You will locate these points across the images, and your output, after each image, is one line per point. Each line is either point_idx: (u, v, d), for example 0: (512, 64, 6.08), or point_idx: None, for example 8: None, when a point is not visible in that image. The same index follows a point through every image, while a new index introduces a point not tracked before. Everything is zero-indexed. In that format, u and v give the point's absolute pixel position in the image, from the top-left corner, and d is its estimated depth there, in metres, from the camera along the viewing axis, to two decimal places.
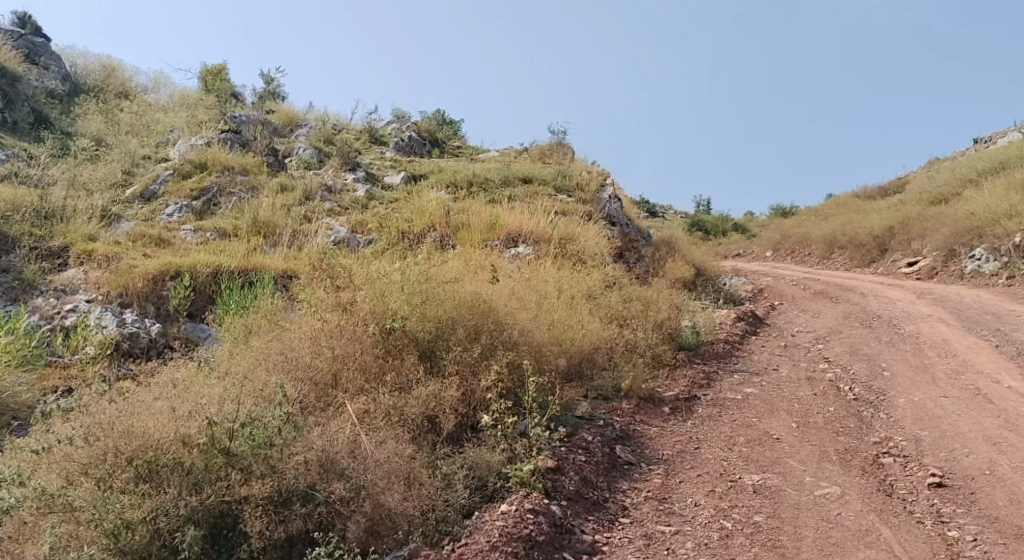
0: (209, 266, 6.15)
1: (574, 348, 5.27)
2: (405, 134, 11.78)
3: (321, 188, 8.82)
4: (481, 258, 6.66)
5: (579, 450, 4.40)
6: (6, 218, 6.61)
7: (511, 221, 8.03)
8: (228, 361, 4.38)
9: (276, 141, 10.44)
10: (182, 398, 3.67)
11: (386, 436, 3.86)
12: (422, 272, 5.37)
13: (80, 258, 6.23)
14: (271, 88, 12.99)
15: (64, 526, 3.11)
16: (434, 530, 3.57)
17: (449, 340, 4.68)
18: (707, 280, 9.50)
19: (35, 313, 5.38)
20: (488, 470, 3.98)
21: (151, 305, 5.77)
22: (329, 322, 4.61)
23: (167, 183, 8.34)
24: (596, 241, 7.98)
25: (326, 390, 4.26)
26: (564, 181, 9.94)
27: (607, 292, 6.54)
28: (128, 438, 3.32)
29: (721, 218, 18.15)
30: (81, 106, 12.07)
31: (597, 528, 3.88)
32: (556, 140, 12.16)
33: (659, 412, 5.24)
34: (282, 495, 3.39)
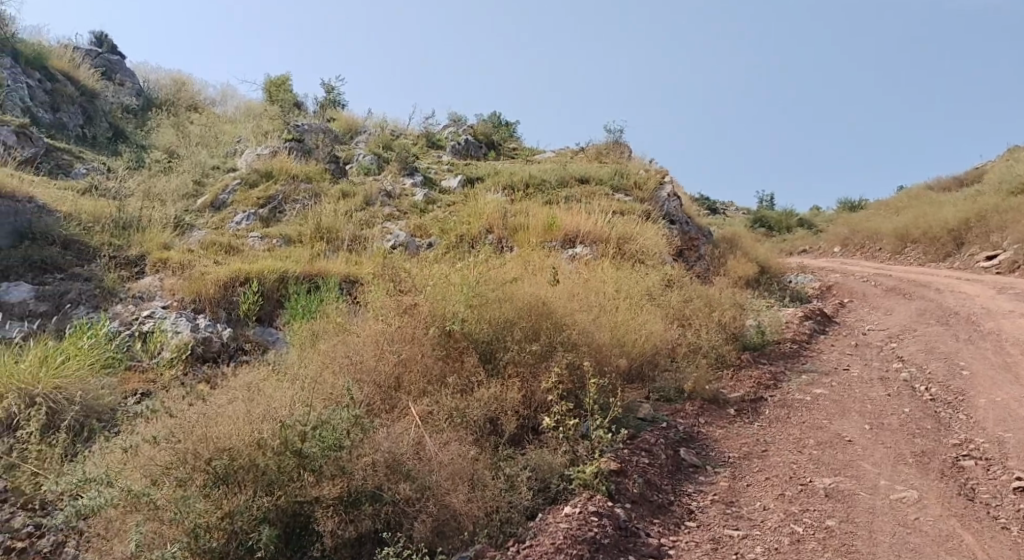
0: (276, 273, 6.32)
1: (635, 349, 5.22)
2: (462, 137, 11.88)
3: (381, 194, 8.95)
4: (540, 259, 6.66)
5: (642, 452, 4.37)
6: (87, 228, 6.91)
7: (569, 222, 8.01)
8: (297, 365, 4.51)
9: (337, 148, 10.65)
10: (254, 402, 3.76)
11: (449, 438, 3.90)
12: (480, 275, 5.40)
13: (156, 266, 6.47)
14: (331, 96, 13.25)
15: (149, 524, 3.22)
16: (498, 531, 3.58)
17: (508, 342, 4.70)
18: (772, 279, 9.29)
19: (115, 319, 5.59)
20: (551, 471, 3.98)
21: (222, 310, 5.95)
22: (391, 325, 4.68)
23: (235, 193, 8.59)
24: (655, 241, 7.90)
25: (390, 393, 4.30)
26: (621, 181, 9.87)
27: (668, 292, 6.46)
28: (206, 442, 3.43)
29: (785, 213, 17.75)
30: (154, 119, 12.54)
31: (662, 531, 3.83)
32: (613, 138, 12.08)
33: (724, 413, 5.16)
34: (351, 496, 3.45)
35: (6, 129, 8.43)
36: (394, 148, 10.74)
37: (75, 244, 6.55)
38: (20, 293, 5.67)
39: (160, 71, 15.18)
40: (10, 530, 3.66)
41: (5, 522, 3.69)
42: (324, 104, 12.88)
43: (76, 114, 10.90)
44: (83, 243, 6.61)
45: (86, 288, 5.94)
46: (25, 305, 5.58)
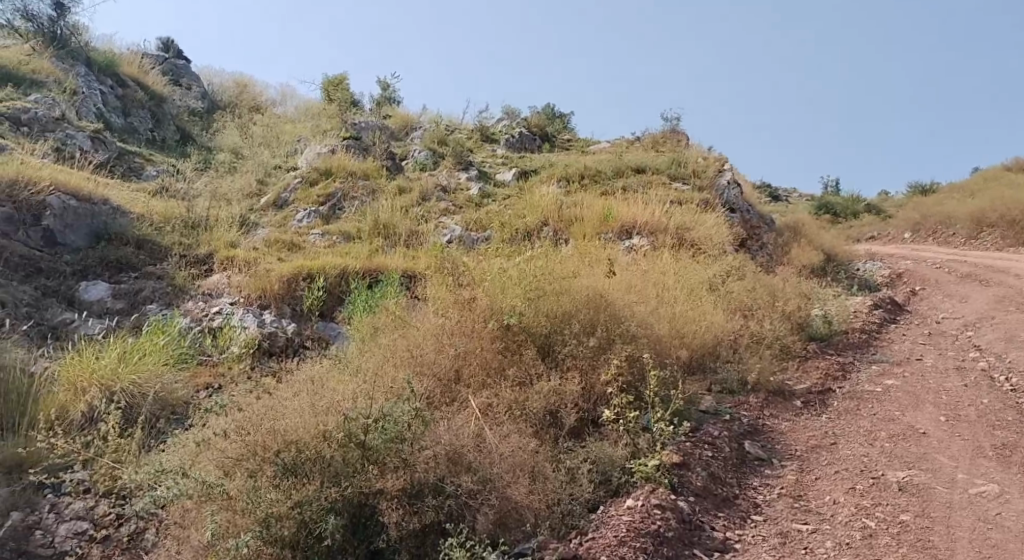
0: (337, 269, 6.44)
1: (695, 340, 5.14)
2: (516, 131, 11.87)
3: (437, 189, 9.02)
4: (597, 251, 6.61)
5: (705, 445, 4.31)
6: (159, 228, 7.14)
7: (626, 212, 7.94)
8: (359, 358, 4.58)
9: (393, 145, 10.76)
10: (318, 395, 3.83)
11: (510, 430, 3.91)
12: (538, 269, 5.39)
13: (224, 264, 6.66)
14: (387, 93, 13.40)
15: (223, 514, 3.31)
16: (560, 523, 3.58)
17: (566, 335, 4.68)
18: (838, 268, 9.04)
19: (187, 316, 5.77)
20: (612, 464, 3.96)
21: (287, 306, 6.10)
22: (450, 319, 4.71)
23: (297, 191, 8.76)
24: (715, 230, 7.77)
25: (450, 386, 4.33)
26: (679, 170, 9.74)
27: (730, 283, 6.35)
28: (274, 435, 3.51)
29: (851, 199, 17.22)
30: (219, 121, 12.89)
31: (728, 525, 3.78)
32: (670, 126, 11.90)
33: (790, 406, 5.05)
34: (414, 487, 3.46)
35: (81, 135, 8.77)
36: (450, 143, 10.78)
37: (148, 244, 6.78)
38: (98, 292, 5.90)
39: (223, 74, 15.58)
40: (94, 518, 3.83)
41: (88, 511, 3.86)
42: (380, 102, 13.02)
43: (146, 118, 11.26)
44: (155, 243, 6.82)
45: (159, 286, 6.14)
46: (103, 303, 5.80)
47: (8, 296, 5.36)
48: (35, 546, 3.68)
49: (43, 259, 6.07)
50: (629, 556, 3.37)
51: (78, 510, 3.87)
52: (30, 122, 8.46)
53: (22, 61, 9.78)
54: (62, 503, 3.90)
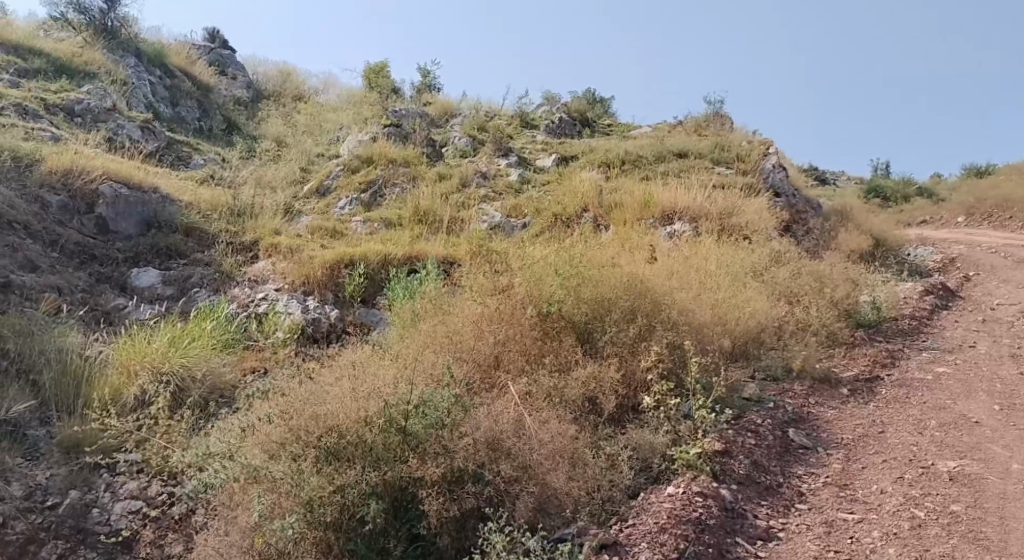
0: (378, 256, 6.50)
1: (738, 327, 5.07)
2: (556, 116, 11.79)
3: (476, 175, 9.02)
4: (638, 237, 6.55)
5: (748, 433, 4.25)
6: (206, 216, 7.27)
7: (668, 197, 7.84)
8: (400, 345, 4.63)
9: (433, 131, 10.78)
10: (360, 380, 3.87)
11: (549, 416, 3.91)
12: (577, 256, 5.37)
13: (268, 251, 6.76)
14: (428, 80, 13.42)
15: (269, 496, 3.36)
16: (600, 510, 3.58)
17: (605, 322, 4.65)
18: (887, 253, 8.82)
19: (233, 302, 5.88)
20: (652, 451, 3.94)
21: (329, 292, 6.18)
22: (488, 306, 4.73)
23: (339, 179, 8.84)
24: (759, 216, 7.64)
25: (489, 371, 4.34)
26: (722, 154, 9.60)
27: (774, 269, 6.24)
28: (316, 421, 3.54)
29: (902, 183, 16.76)
30: (263, 109, 13.08)
31: (771, 513, 3.73)
32: (714, 110, 11.70)
33: (836, 393, 4.96)
34: (455, 474, 3.45)
35: (132, 125, 8.97)
36: (489, 129, 10.76)
37: (197, 231, 6.92)
38: (149, 278, 6.03)
39: (267, 64, 15.80)
40: (147, 498, 3.94)
41: (141, 491, 3.97)
42: (421, 89, 13.05)
43: (193, 108, 11.46)
44: (203, 230, 6.96)
45: (207, 273, 6.27)
46: (153, 289, 5.94)
47: (64, 281, 5.52)
48: (92, 523, 3.81)
49: (97, 246, 6.23)
50: (670, 543, 3.35)
51: (132, 490, 3.98)
52: (83, 112, 8.68)
53: (75, 54, 10.03)
54: (117, 483, 4.02)
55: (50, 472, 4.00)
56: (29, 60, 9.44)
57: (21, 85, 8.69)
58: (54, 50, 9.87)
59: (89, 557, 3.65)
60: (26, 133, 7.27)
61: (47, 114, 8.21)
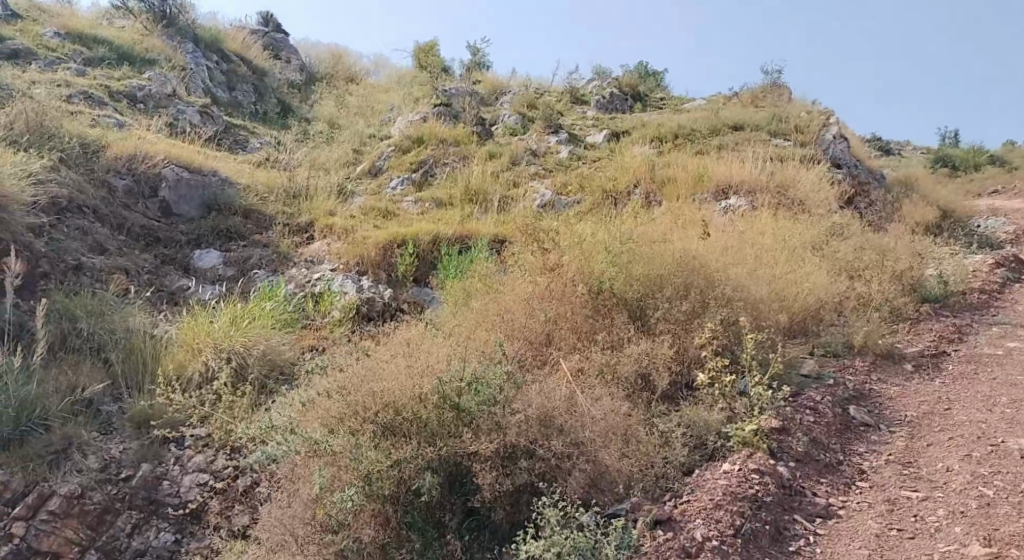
0: (429, 235, 6.55)
1: (796, 304, 4.98)
2: (606, 91, 11.64)
3: (526, 153, 8.98)
4: (691, 212, 6.46)
5: (807, 410, 4.17)
6: (263, 198, 7.42)
7: (722, 172, 7.69)
8: (453, 323, 4.69)
9: (483, 110, 10.75)
10: (415, 357, 3.91)
11: (602, 393, 3.89)
12: (628, 233, 5.33)
13: (323, 232, 6.88)
14: (478, 58, 13.38)
15: (329, 469, 3.42)
16: (654, 486, 3.56)
17: (658, 298, 4.60)
18: (955, 225, 8.51)
19: (291, 282, 6.00)
20: (707, 428, 3.89)
21: (382, 272, 6.26)
22: (540, 285, 4.74)
23: (390, 159, 8.90)
24: (818, 189, 7.44)
25: (541, 348, 4.36)
26: (779, 126, 9.36)
27: (834, 242, 6.08)
28: (373, 397, 3.59)
29: (972, 152, 16.06)
30: (317, 92, 13.25)
31: (830, 491, 3.66)
32: (770, 80, 11.40)
33: (900, 369, 4.83)
34: (508, 450, 3.47)
35: (191, 109, 9.19)
36: (539, 106, 10.68)
37: (255, 213, 7.07)
38: (211, 260, 6.23)
39: (319, 47, 15.96)
40: (213, 471, 4.08)
41: (208, 464, 4.11)
42: (470, 66, 12.99)
43: (249, 92, 11.68)
44: (261, 213, 7.11)
45: (265, 254, 6.42)
46: (215, 270, 6.11)
47: (131, 263, 5.70)
48: (163, 495, 4.00)
49: (161, 228, 6.41)
50: (725, 520, 3.32)
51: (199, 463, 4.12)
52: (145, 99, 8.91)
53: (136, 41, 10.27)
54: (185, 456, 4.17)
55: (124, 445, 4.18)
56: (93, 48, 9.70)
57: (86, 73, 8.95)
58: (116, 38, 10.13)
59: (161, 527, 3.89)
60: (92, 120, 7.50)
61: (111, 101, 8.45)
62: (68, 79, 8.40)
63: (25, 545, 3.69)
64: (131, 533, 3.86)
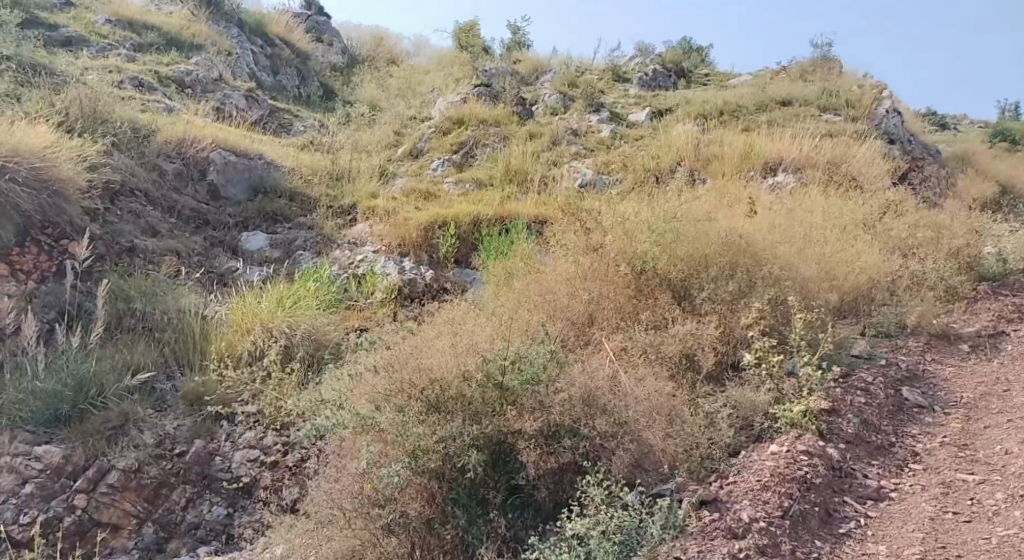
0: (470, 217, 6.55)
1: (847, 282, 4.87)
2: (650, 68, 11.46)
3: (568, 132, 8.91)
4: (737, 190, 6.35)
5: (858, 391, 4.10)
6: (307, 181, 7.50)
7: (770, 148, 7.53)
8: (495, 303, 4.71)
9: (524, 89, 10.69)
10: (459, 335, 3.93)
11: (646, 373, 3.87)
12: (673, 212, 5.26)
13: (366, 214, 6.93)
14: (518, 37, 13.28)
15: (376, 445, 3.44)
16: (699, 467, 3.53)
17: (703, 279, 4.55)
18: (1014, 201, 8.22)
19: (335, 263, 6.07)
20: (754, 409, 3.85)
21: (424, 254, 6.29)
22: (582, 265, 4.72)
23: (431, 140, 8.91)
24: (869, 165, 7.26)
25: (583, 329, 4.35)
26: (830, 100, 9.14)
27: (887, 219, 5.92)
28: (419, 374, 3.61)
29: None
30: (359, 74, 13.31)
31: (882, 473, 3.60)
32: (820, 54, 11.10)
33: (955, 350, 4.71)
34: (551, 429, 3.47)
35: (237, 94, 9.31)
36: (580, 85, 10.58)
37: (299, 196, 7.16)
38: (258, 242, 6.33)
39: (360, 30, 16.00)
40: (263, 447, 4.17)
41: (258, 440, 4.19)
42: (510, 46, 12.91)
43: (292, 76, 11.80)
44: (305, 195, 7.19)
45: (310, 236, 6.51)
46: (262, 252, 6.22)
47: (182, 245, 5.81)
48: (215, 470, 4.10)
49: (210, 211, 6.53)
50: (773, 501, 3.29)
51: (250, 439, 4.21)
52: (193, 83, 9.04)
53: (183, 27, 10.41)
54: (236, 433, 4.26)
55: (178, 422, 4.29)
56: (142, 34, 9.86)
57: (136, 59, 9.10)
58: (165, 24, 10.27)
59: (213, 501, 3.99)
60: (143, 105, 7.64)
61: (160, 86, 8.59)
62: (119, 65, 8.56)
63: (87, 517, 3.81)
64: (185, 506, 3.97)
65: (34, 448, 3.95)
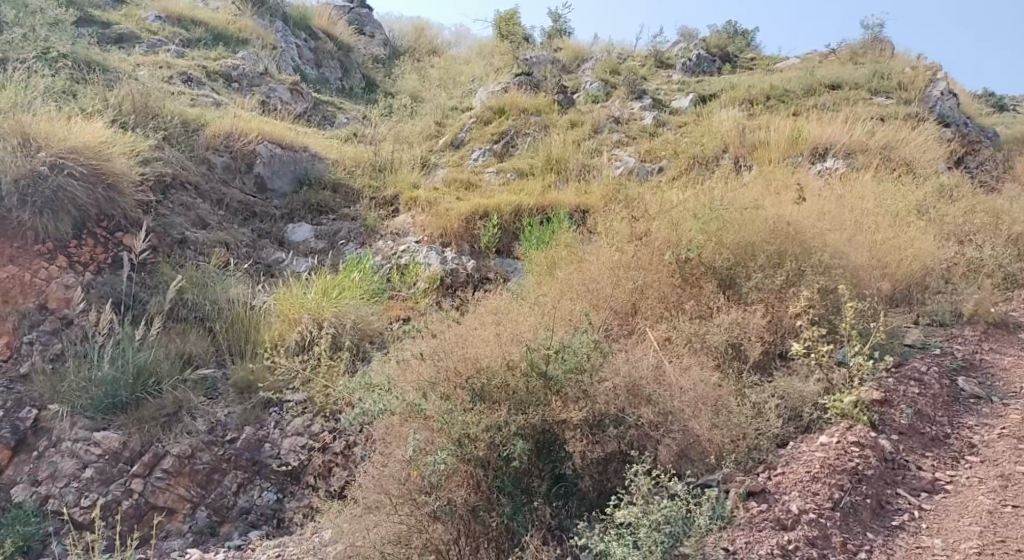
0: (511, 206, 6.55)
1: (899, 270, 4.77)
2: (693, 53, 11.29)
3: (609, 120, 8.83)
4: (785, 176, 6.23)
5: (911, 381, 4.00)
6: (351, 172, 7.58)
7: (818, 132, 7.37)
8: (538, 292, 4.71)
9: (566, 78, 10.63)
10: (503, 325, 3.92)
11: (691, 363, 3.83)
12: (719, 200, 5.19)
13: (408, 205, 6.97)
14: (559, 25, 13.19)
15: (423, 432, 3.45)
16: (747, 457, 3.49)
17: (750, 267, 4.48)
18: None
19: (378, 254, 6.13)
20: (803, 400, 3.78)
21: (466, 244, 6.31)
22: (626, 254, 4.68)
23: (472, 130, 8.91)
24: (921, 151, 7.07)
25: (626, 319, 4.32)
26: (881, 83, 8.91)
27: (941, 205, 5.76)
28: (465, 363, 3.61)
29: None
30: (400, 66, 13.37)
31: (936, 465, 3.52)
32: (871, 36, 10.80)
33: (1014, 339, 4.57)
34: (596, 418, 3.45)
35: (282, 88, 9.44)
36: (622, 72, 10.47)
37: (343, 187, 7.23)
38: (303, 233, 6.43)
39: (401, 22, 16.09)
40: (311, 434, 4.23)
41: (306, 427, 4.26)
42: (551, 34, 12.84)
43: (335, 68, 11.92)
44: (348, 186, 7.26)
45: (354, 227, 6.58)
46: (307, 243, 6.32)
47: (230, 237, 5.93)
48: (265, 456, 4.19)
49: (257, 203, 6.64)
50: (823, 493, 3.24)
51: (298, 426, 4.28)
52: (239, 78, 9.18)
53: (230, 22, 10.56)
54: (285, 420, 4.33)
55: (229, 409, 4.39)
56: (190, 30, 10.03)
57: (185, 55, 9.27)
58: (212, 19, 10.43)
59: (264, 487, 4.08)
60: (192, 100, 7.79)
61: (208, 81, 8.74)
62: (168, 60, 8.72)
63: (143, 500, 3.93)
64: (237, 491, 4.06)
65: (92, 434, 4.10)
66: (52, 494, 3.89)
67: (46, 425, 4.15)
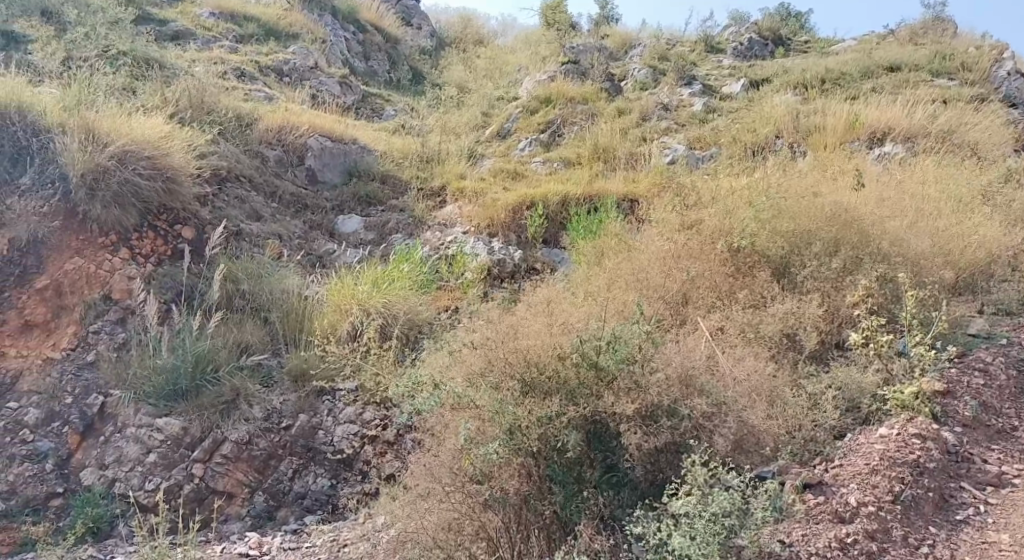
0: (559, 196, 6.53)
1: (963, 259, 4.62)
2: (744, 38, 11.08)
3: (658, 108, 8.72)
4: (841, 162, 6.06)
5: (976, 372, 3.88)
6: (399, 164, 7.64)
7: (876, 117, 7.15)
8: (588, 281, 4.70)
9: (613, 65, 10.52)
10: (552, 315, 3.92)
11: (744, 354, 3.77)
12: (773, 187, 5.11)
13: (454, 195, 7.00)
14: (607, 12, 13.06)
15: (473, 422, 3.44)
16: (803, 449, 3.45)
17: (805, 255, 4.39)
18: None
19: (426, 245, 6.18)
20: (861, 391, 3.69)
21: (513, 234, 6.31)
22: (679, 243, 4.65)
23: (519, 120, 8.90)
24: (986, 134, 6.84)
25: (679, 308, 4.27)
26: (942, 64, 8.62)
27: (1007, 191, 5.55)
28: (515, 355, 3.55)
29: None
30: (447, 57, 13.42)
31: (1003, 459, 3.41)
32: (931, 15, 10.44)
33: None
34: (649, 410, 3.40)
35: (331, 81, 9.56)
36: (671, 58, 10.33)
37: (391, 179, 7.30)
38: (352, 224, 6.50)
39: (448, 13, 16.16)
40: (363, 422, 4.30)
41: (358, 415, 4.33)
42: (598, 21, 12.74)
43: (383, 60, 12.02)
44: (396, 178, 7.32)
45: (403, 218, 6.63)
46: (357, 234, 6.41)
47: (283, 229, 6.04)
48: (319, 443, 4.26)
49: (308, 196, 6.74)
50: (883, 485, 3.16)
51: (351, 414, 4.35)
52: (290, 71, 9.33)
53: (281, 17, 10.73)
54: (338, 408, 4.41)
55: (284, 397, 4.47)
56: (243, 25, 10.22)
57: (238, 50, 9.45)
58: (263, 14, 10.61)
59: (318, 473, 4.16)
60: (245, 95, 7.94)
61: (261, 76, 8.90)
62: (222, 56, 8.90)
63: (204, 485, 4.06)
64: (293, 477, 4.15)
65: (155, 420, 4.23)
66: (118, 478, 4.03)
67: (111, 411, 4.29)
